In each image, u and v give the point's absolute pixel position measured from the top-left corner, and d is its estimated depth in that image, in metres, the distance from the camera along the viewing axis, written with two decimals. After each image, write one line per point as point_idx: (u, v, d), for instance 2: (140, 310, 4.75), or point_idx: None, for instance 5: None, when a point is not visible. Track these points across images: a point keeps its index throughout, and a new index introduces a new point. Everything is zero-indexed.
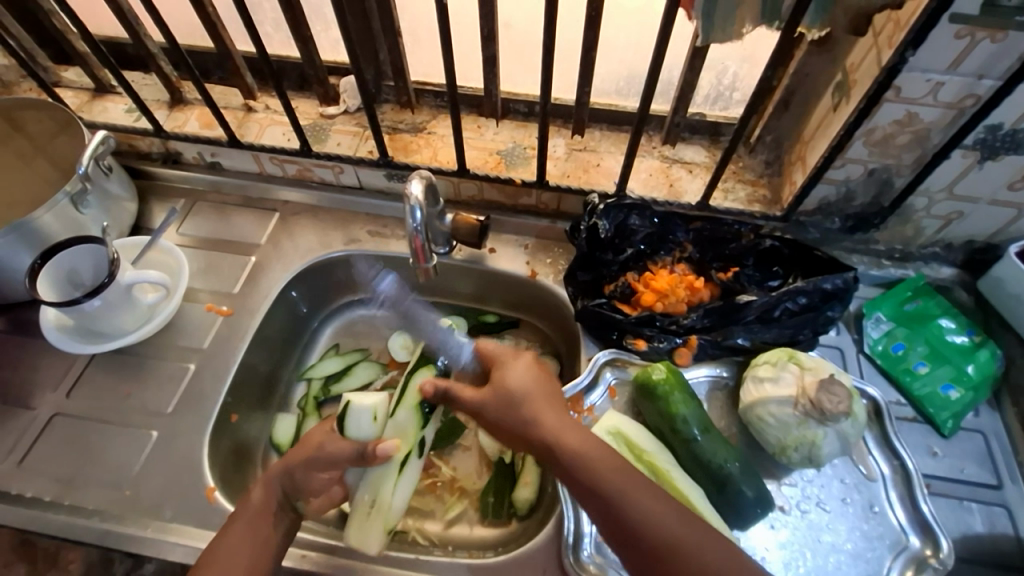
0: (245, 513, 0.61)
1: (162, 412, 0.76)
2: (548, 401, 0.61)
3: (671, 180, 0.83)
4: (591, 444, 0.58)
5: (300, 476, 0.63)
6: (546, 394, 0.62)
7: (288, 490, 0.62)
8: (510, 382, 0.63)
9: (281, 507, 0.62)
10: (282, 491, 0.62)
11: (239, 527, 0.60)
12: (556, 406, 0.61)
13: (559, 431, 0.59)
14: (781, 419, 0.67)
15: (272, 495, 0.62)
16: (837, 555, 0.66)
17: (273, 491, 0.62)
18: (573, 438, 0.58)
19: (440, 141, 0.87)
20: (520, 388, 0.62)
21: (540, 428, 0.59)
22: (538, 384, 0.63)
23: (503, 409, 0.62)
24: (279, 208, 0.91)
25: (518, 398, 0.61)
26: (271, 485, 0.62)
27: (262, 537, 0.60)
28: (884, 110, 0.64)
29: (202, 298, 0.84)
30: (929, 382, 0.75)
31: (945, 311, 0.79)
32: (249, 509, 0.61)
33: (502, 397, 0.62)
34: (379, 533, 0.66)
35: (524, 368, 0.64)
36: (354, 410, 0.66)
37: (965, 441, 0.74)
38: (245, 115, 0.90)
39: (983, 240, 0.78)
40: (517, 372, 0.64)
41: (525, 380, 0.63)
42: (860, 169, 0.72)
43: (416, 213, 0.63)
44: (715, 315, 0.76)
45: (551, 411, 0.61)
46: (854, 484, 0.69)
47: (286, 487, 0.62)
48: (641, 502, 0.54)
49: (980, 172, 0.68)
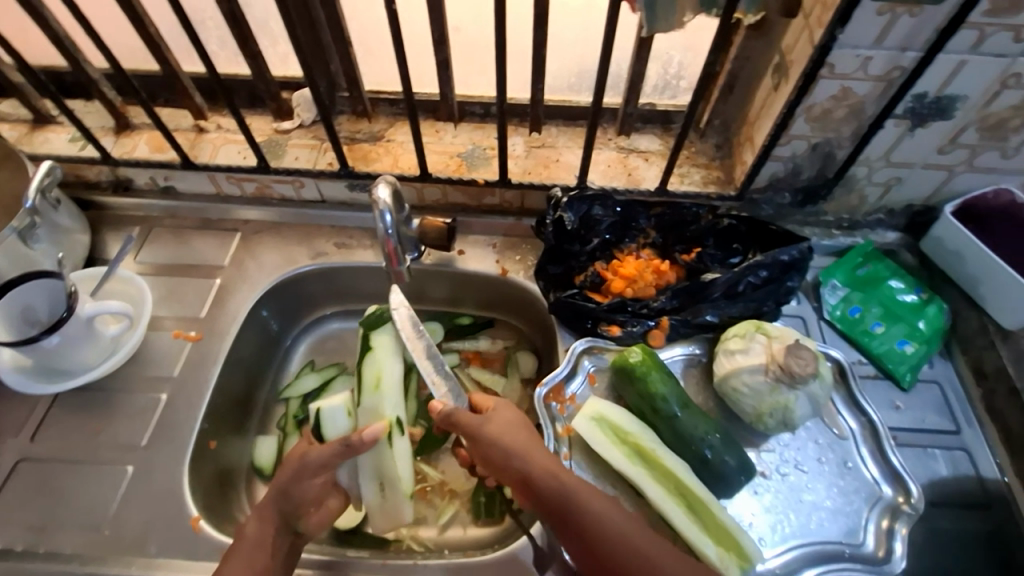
0: (242, 547, 0.60)
1: (136, 445, 0.73)
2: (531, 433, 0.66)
3: (629, 170, 0.86)
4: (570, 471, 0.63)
5: (293, 491, 0.62)
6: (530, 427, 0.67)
7: (284, 513, 0.62)
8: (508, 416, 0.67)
9: (280, 533, 0.61)
10: (279, 515, 0.62)
11: (236, 562, 0.59)
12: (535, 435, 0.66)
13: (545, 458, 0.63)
14: (754, 387, 0.70)
15: (268, 524, 0.61)
16: (818, 512, 0.68)
17: (270, 519, 0.61)
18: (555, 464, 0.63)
19: (400, 148, 0.87)
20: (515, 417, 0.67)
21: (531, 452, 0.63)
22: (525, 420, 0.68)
23: (504, 431, 0.65)
24: (240, 228, 0.90)
25: (517, 428, 0.65)
26: (266, 512, 0.62)
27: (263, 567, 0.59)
28: (821, 87, 0.68)
29: (167, 325, 0.82)
30: (886, 341, 0.79)
31: (894, 272, 0.83)
32: (247, 543, 0.60)
33: (504, 422, 0.66)
34: (404, 502, 0.72)
35: (518, 416, 0.67)
36: (327, 412, 0.72)
37: (925, 392, 0.77)
38: (197, 136, 0.88)
39: (921, 203, 0.83)
40: (507, 408, 0.68)
41: (511, 425, 0.65)
42: (804, 145, 0.76)
43: (387, 216, 0.67)
44: (683, 296, 0.78)
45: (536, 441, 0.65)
46: (827, 443, 0.73)
47: (283, 509, 0.62)
48: (618, 523, 0.59)
49: (913, 139, 0.73)
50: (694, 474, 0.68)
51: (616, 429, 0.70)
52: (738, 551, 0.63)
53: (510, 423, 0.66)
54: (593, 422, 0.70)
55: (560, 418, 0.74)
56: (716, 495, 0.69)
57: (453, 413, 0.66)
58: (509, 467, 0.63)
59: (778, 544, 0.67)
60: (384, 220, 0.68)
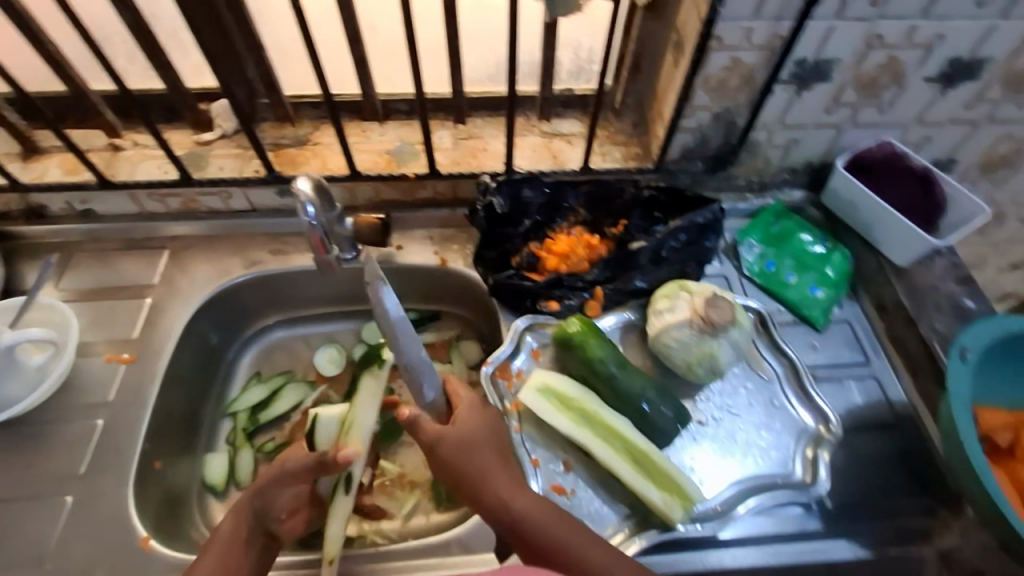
0: (216, 544, 0.60)
1: (75, 474, 0.71)
2: (490, 446, 0.66)
3: (553, 152, 0.90)
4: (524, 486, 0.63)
5: (267, 494, 0.62)
6: (491, 437, 0.67)
7: (258, 514, 0.61)
8: (467, 428, 0.66)
9: (252, 534, 0.61)
10: (251, 515, 0.61)
11: (209, 559, 0.59)
12: (495, 448, 0.66)
13: (499, 475, 0.63)
14: (683, 340, 0.75)
15: (242, 521, 0.61)
16: (752, 451, 0.74)
17: (243, 518, 0.61)
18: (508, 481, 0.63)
19: (327, 150, 0.88)
20: (475, 429, 0.66)
21: (484, 470, 0.63)
22: (486, 427, 0.67)
23: (460, 450, 0.64)
24: (168, 245, 0.88)
25: (473, 444, 0.65)
26: (241, 510, 0.61)
27: (232, 566, 0.58)
28: (713, 58, 0.74)
29: (98, 350, 0.80)
30: (800, 289, 0.86)
31: (803, 227, 0.91)
32: (221, 539, 0.60)
33: (460, 439, 0.65)
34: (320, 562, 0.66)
35: (479, 429, 0.66)
36: (321, 420, 0.75)
37: (837, 330, 0.85)
38: (113, 155, 0.86)
39: (819, 161, 0.91)
40: (470, 416, 0.67)
41: (467, 442, 0.65)
42: (707, 115, 0.82)
43: (309, 208, 0.68)
44: (614, 265, 0.82)
45: (492, 455, 0.65)
46: (755, 387, 0.79)
47: (257, 509, 0.61)
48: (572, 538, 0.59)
49: (801, 101, 0.80)
50: (635, 430, 0.72)
51: (562, 396, 0.73)
52: (680, 493, 0.68)
53: (466, 440, 0.65)
54: (539, 392, 0.74)
55: (508, 393, 0.77)
56: (658, 446, 0.73)
57: (418, 419, 0.64)
58: (465, 484, 0.64)
59: (718, 483, 0.72)
60: (307, 213, 0.69)
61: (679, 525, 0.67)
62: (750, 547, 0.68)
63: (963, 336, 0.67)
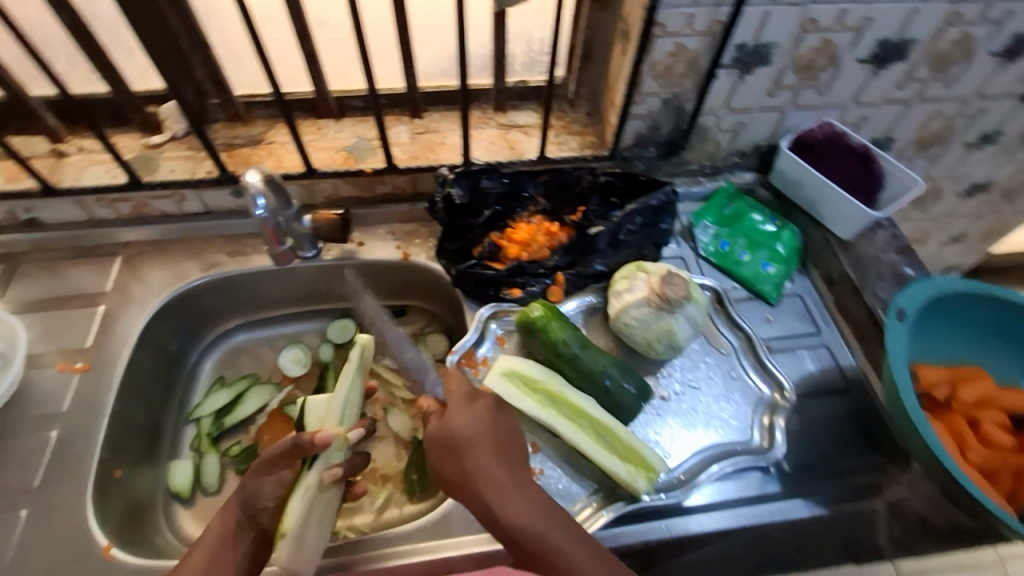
0: (201, 544, 0.58)
1: (29, 487, 0.69)
2: (484, 442, 0.62)
3: (510, 144, 0.91)
4: (513, 482, 0.60)
5: (251, 484, 0.62)
6: (489, 433, 0.63)
7: (244, 505, 0.60)
8: (457, 427, 0.63)
9: (241, 527, 0.59)
10: (238, 507, 0.60)
11: (194, 560, 0.56)
12: (489, 446, 0.62)
13: (486, 473, 0.60)
14: (641, 318, 0.77)
15: (229, 517, 0.59)
16: (712, 421, 0.76)
17: (230, 513, 0.60)
18: (494, 478, 0.60)
19: (282, 149, 0.87)
20: (466, 427, 0.63)
21: (472, 467, 0.60)
22: (482, 425, 0.64)
23: (447, 450, 0.63)
24: (121, 251, 0.86)
25: (461, 443, 0.62)
26: (227, 506, 0.60)
27: (220, 561, 0.56)
28: (658, 45, 0.76)
29: (50, 361, 0.77)
30: (753, 265, 0.89)
31: (753, 207, 0.94)
32: (208, 535, 0.58)
33: (448, 438, 0.63)
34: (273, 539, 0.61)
35: (471, 426, 0.63)
36: (309, 405, 0.75)
37: (789, 304, 0.89)
38: (57, 160, 0.83)
39: (765, 143, 0.94)
40: (464, 414, 0.65)
41: (454, 441, 0.62)
42: (657, 101, 0.84)
43: (258, 200, 0.69)
44: (573, 251, 0.85)
45: (484, 452, 0.62)
46: (713, 361, 0.81)
47: (243, 500, 0.61)
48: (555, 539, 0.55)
49: (745, 84, 0.83)
50: (600, 408, 0.74)
51: (526, 379, 0.74)
52: (644, 464, 0.70)
53: (455, 438, 0.63)
54: (505, 376, 0.74)
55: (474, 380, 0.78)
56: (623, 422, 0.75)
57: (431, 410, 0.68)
58: (454, 483, 0.61)
59: (681, 454, 0.74)
60: (257, 205, 0.69)
61: (644, 496, 0.69)
62: (714, 512, 0.71)
63: (899, 298, 0.71)
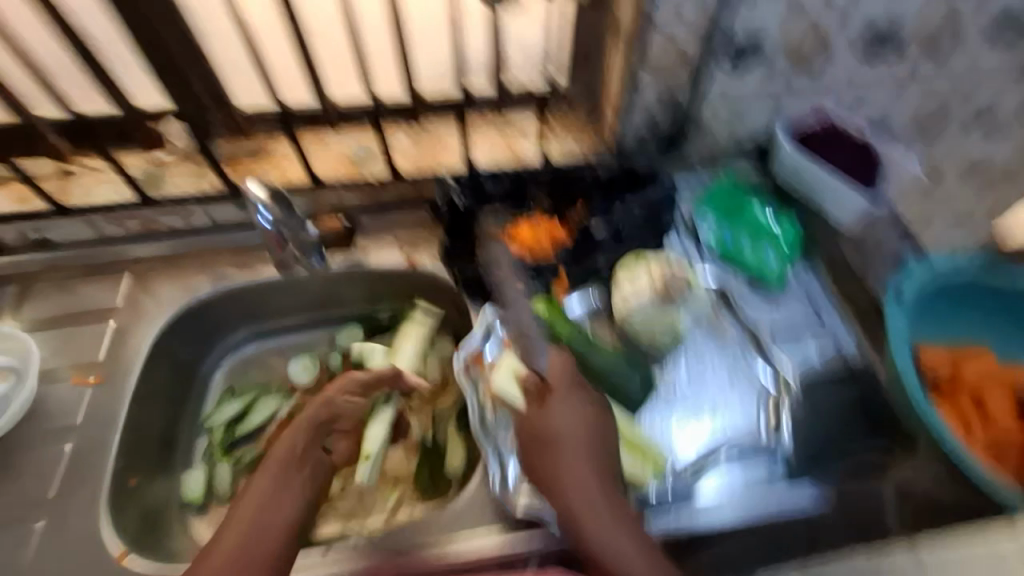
0: (269, 467, 0.67)
1: (45, 498, 0.70)
2: (575, 441, 0.66)
3: (510, 146, 0.93)
4: (592, 485, 0.64)
5: (328, 405, 0.74)
6: (582, 435, 0.66)
7: (319, 423, 0.72)
8: (550, 425, 0.67)
9: (308, 448, 0.69)
10: (311, 426, 0.71)
11: (262, 481, 0.65)
12: (578, 446, 0.65)
13: (571, 472, 0.64)
14: (643, 310, 0.80)
15: (299, 438, 0.70)
16: (717, 411, 0.78)
17: (301, 434, 0.70)
18: (575, 479, 0.64)
19: (286, 161, 0.90)
20: (560, 427, 0.66)
21: (559, 463, 0.65)
22: (576, 425, 0.67)
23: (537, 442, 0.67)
24: (131, 267, 0.87)
25: (551, 440, 0.66)
26: (300, 427, 0.71)
27: (287, 473, 0.66)
28: (650, 38, 0.77)
29: (63, 375, 0.79)
30: (758, 256, 0.89)
31: (756, 197, 0.94)
32: (275, 459, 0.67)
33: (541, 433, 0.67)
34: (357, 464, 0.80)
35: (566, 427, 0.66)
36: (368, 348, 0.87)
37: (794, 291, 0.89)
38: (66, 181, 0.86)
39: (763, 133, 0.94)
40: (559, 412, 0.67)
41: (543, 438, 0.66)
42: (652, 95, 0.85)
43: (263, 210, 0.74)
44: (575, 249, 0.86)
45: (574, 451, 0.65)
46: (717, 351, 0.82)
47: (319, 417, 0.73)
48: (623, 547, 0.60)
49: (739, 74, 0.84)
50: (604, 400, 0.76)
51: None
52: (650, 456, 0.72)
53: (543, 435, 0.67)
54: (513, 376, 0.72)
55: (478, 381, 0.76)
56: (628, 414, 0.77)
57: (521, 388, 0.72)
58: (539, 473, 0.66)
59: (688, 443, 0.76)
60: (260, 213, 0.75)
61: (650, 486, 0.71)
62: (721, 501, 0.71)
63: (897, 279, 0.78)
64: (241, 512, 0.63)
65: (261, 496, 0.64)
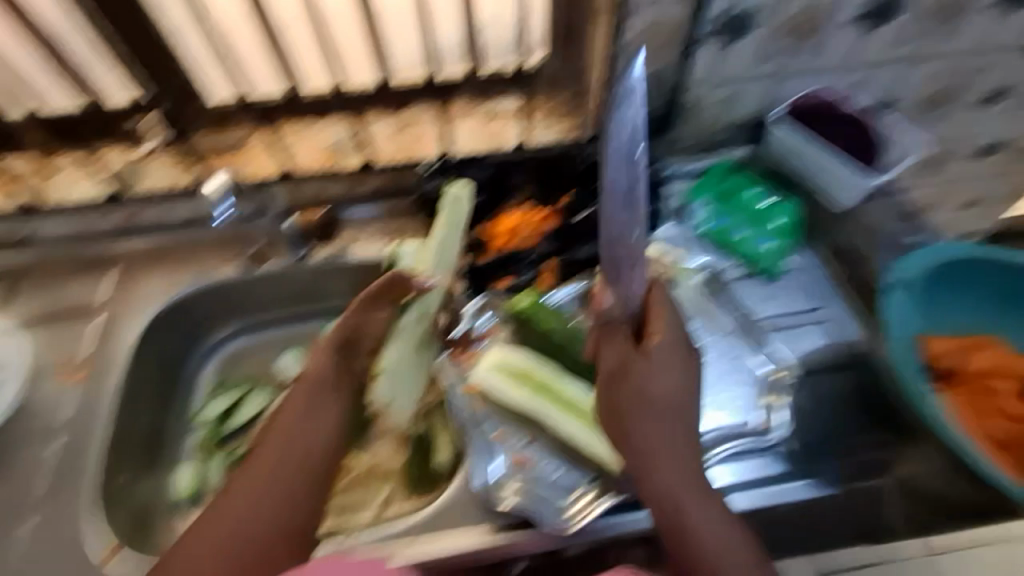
0: (306, 384, 0.68)
1: (37, 495, 0.72)
2: (673, 405, 0.61)
3: (495, 131, 0.89)
4: (679, 454, 0.59)
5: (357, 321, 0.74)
6: (681, 403, 0.61)
7: (346, 341, 0.72)
8: (656, 388, 0.59)
9: (340, 366, 0.70)
10: (338, 350, 0.71)
11: (300, 397, 0.66)
12: (668, 413, 0.60)
13: (659, 435, 0.59)
14: None
15: (330, 361, 0.70)
16: (720, 402, 0.75)
17: (332, 355, 0.70)
18: (662, 443, 0.59)
19: (265, 152, 0.87)
20: (663, 391, 0.60)
21: (650, 419, 0.60)
22: (680, 389, 0.61)
23: (635, 400, 0.60)
24: (118, 262, 0.88)
25: (652, 399, 0.60)
26: (329, 352, 0.71)
27: (325, 393, 0.67)
28: (631, 20, 0.74)
29: (54, 373, 0.80)
30: (750, 242, 0.86)
31: (749, 180, 0.90)
32: (312, 377, 0.68)
33: (640, 391, 0.59)
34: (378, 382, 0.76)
35: (670, 389, 0.60)
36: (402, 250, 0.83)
37: (790, 279, 0.85)
38: (50, 178, 0.85)
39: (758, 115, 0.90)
40: (663, 377, 0.60)
41: (642, 398, 0.59)
42: (638, 78, 0.82)
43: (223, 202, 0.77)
44: (561, 238, 0.83)
45: (665, 416, 0.60)
46: (714, 342, 0.80)
47: (349, 333, 0.73)
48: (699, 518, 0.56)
49: (729, 55, 0.80)
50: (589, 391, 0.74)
51: (514, 371, 0.74)
52: None
53: (641, 394, 0.60)
54: (493, 369, 0.73)
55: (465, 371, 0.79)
56: None
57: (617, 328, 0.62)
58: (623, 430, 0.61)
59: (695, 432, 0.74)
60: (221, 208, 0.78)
61: None
62: (739, 491, 0.70)
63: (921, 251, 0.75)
64: (285, 422, 0.64)
65: (299, 415, 0.65)
